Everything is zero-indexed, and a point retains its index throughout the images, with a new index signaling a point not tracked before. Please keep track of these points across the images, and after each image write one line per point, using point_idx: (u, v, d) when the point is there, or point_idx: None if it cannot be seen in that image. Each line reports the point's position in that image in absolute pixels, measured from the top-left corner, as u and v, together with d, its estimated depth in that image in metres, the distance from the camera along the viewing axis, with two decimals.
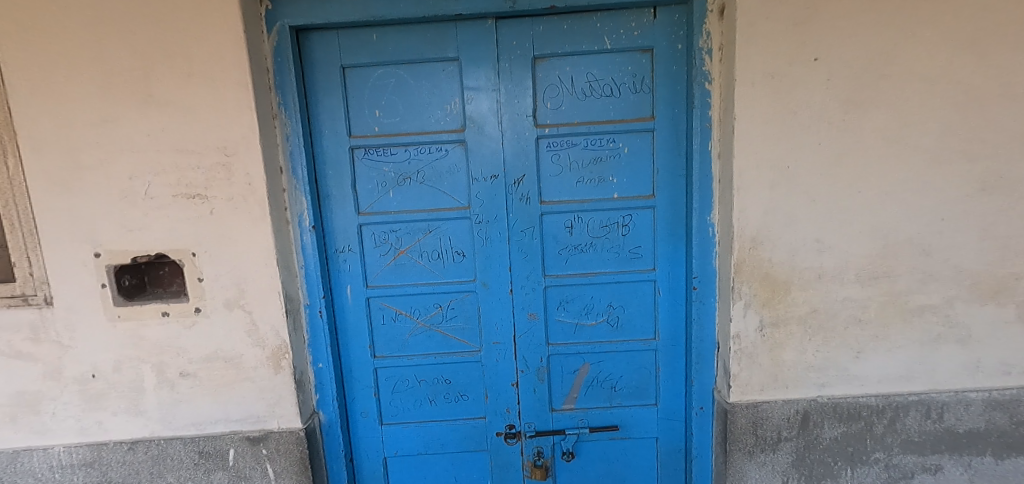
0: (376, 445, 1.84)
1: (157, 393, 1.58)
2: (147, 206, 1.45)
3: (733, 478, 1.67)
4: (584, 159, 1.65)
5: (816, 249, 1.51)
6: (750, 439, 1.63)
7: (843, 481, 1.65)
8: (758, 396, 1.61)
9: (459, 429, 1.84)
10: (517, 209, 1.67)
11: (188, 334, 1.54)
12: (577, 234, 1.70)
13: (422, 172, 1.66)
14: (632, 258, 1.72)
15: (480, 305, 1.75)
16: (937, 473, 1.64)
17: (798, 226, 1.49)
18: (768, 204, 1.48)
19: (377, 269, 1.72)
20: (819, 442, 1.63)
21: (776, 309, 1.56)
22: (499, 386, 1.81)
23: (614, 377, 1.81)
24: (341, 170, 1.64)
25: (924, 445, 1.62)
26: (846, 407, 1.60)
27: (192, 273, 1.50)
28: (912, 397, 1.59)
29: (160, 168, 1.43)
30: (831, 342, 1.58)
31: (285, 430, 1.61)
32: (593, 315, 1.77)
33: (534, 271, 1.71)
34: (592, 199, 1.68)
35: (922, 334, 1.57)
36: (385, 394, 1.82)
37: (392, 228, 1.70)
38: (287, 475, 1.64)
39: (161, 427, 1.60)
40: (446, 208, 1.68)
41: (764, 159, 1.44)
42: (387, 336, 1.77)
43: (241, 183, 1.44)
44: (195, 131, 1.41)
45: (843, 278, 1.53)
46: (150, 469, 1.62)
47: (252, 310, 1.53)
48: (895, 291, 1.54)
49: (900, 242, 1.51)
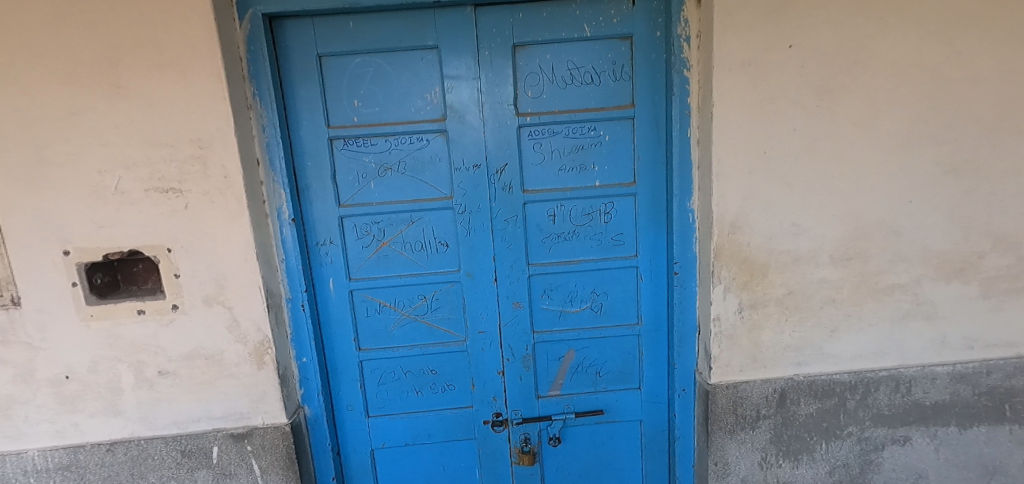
0: (363, 437, 1.84)
1: (136, 392, 1.54)
2: (119, 201, 1.41)
3: (714, 457, 1.72)
4: (565, 147, 1.66)
5: (792, 233, 1.55)
6: (730, 418, 1.68)
7: (818, 455, 1.72)
8: (738, 376, 1.66)
9: (447, 418, 1.85)
10: (500, 199, 1.67)
11: (167, 332, 1.51)
12: (560, 222, 1.71)
13: (403, 162, 1.64)
14: (614, 245, 1.74)
15: (465, 295, 1.75)
16: (906, 444, 1.71)
17: (775, 211, 1.53)
18: (747, 190, 1.51)
19: (359, 262, 1.71)
20: (796, 419, 1.69)
21: (754, 292, 1.60)
22: (485, 375, 1.82)
23: (599, 362, 1.84)
24: (320, 161, 1.61)
25: (894, 418, 1.69)
26: (821, 384, 1.66)
27: (168, 269, 1.46)
28: (882, 372, 1.66)
29: (131, 162, 1.38)
30: (806, 322, 1.63)
31: (270, 426, 1.59)
32: (578, 302, 1.79)
33: (518, 260, 1.72)
34: (575, 186, 1.69)
35: (892, 311, 1.63)
36: (371, 386, 1.81)
37: (374, 220, 1.68)
38: (273, 470, 1.63)
39: (141, 427, 1.57)
40: (428, 198, 1.67)
41: (742, 146, 1.47)
42: (372, 329, 1.76)
43: (217, 176, 1.41)
44: (167, 123, 1.36)
45: (818, 260, 1.58)
46: (130, 470, 1.58)
47: (232, 305, 1.50)
48: (867, 271, 1.60)
49: (871, 224, 1.56)
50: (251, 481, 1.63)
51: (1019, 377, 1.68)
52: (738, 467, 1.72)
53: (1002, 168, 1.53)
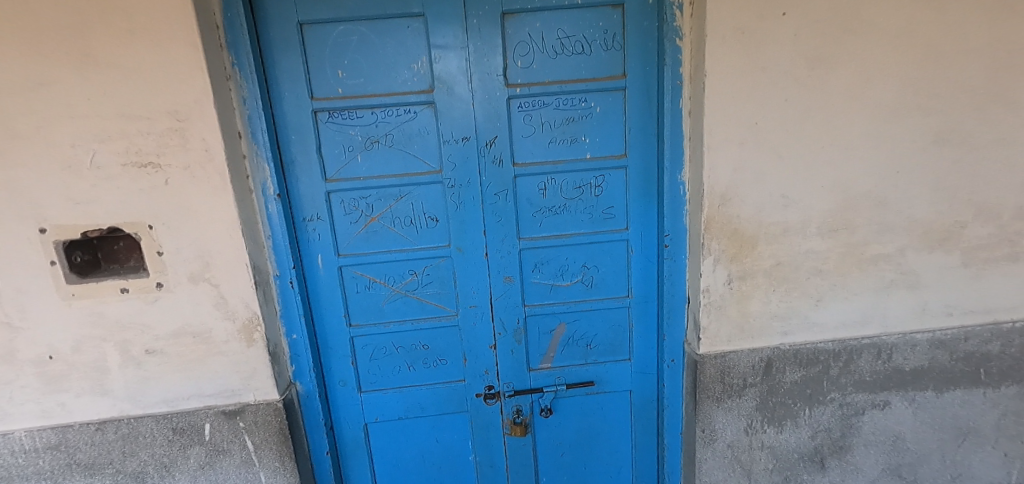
0: (356, 412, 1.85)
1: (123, 372, 1.52)
2: (95, 176, 1.36)
3: (702, 424, 1.76)
4: (556, 119, 1.63)
5: (781, 204, 1.56)
6: (717, 387, 1.71)
7: (802, 420, 1.77)
8: (726, 346, 1.69)
9: (440, 392, 1.86)
10: (490, 172, 1.65)
11: (152, 310, 1.48)
12: (550, 195, 1.70)
13: (390, 135, 1.60)
14: (605, 218, 1.74)
15: (456, 270, 1.74)
16: (886, 409, 1.77)
17: (765, 183, 1.53)
18: (738, 161, 1.50)
19: (348, 238, 1.68)
20: (781, 386, 1.73)
21: (743, 263, 1.61)
22: (477, 349, 1.83)
23: (590, 335, 1.86)
24: (305, 134, 1.57)
25: (874, 384, 1.75)
26: (806, 353, 1.70)
27: (151, 246, 1.43)
28: (865, 340, 1.70)
29: (106, 135, 1.33)
30: (793, 292, 1.65)
31: (262, 402, 1.59)
32: (568, 276, 1.79)
33: (509, 234, 1.71)
34: (565, 159, 1.67)
35: (876, 281, 1.66)
36: (362, 362, 1.81)
37: (362, 195, 1.65)
38: (267, 446, 1.63)
39: (130, 406, 1.55)
40: (417, 172, 1.64)
41: (733, 117, 1.46)
42: (362, 305, 1.75)
43: (197, 150, 1.36)
44: (142, 94, 1.31)
45: (806, 231, 1.59)
46: (120, 449, 1.57)
47: (219, 283, 1.48)
48: (853, 241, 1.62)
49: (858, 195, 1.57)
50: (245, 457, 1.64)
51: (994, 343, 1.74)
52: (724, 433, 1.77)
53: (988, 138, 1.55)
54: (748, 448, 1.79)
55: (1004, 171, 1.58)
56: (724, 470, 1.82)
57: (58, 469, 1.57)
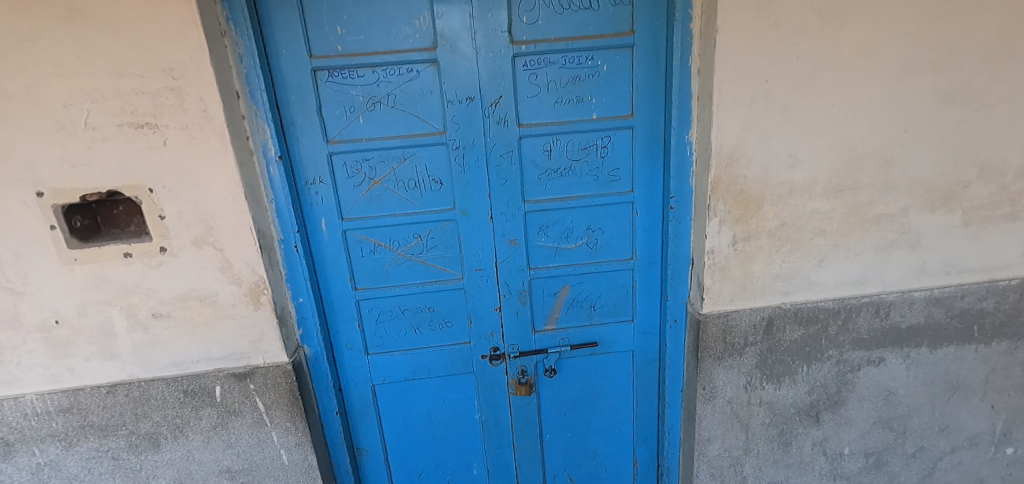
0: (363, 374, 1.87)
1: (131, 336, 1.52)
2: (90, 137, 1.32)
3: (703, 381, 1.81)
4: (562, 78, 1.59)
5: (788, 164, 1.56)
6: (719, 346, 1.75)
7: (800, 376, 1.82)
8: (728, 306, 1.72)
9: (446, 354, 1.89)
10: (495, 133, 1.62)
11: (157, 274, 1.47)
12: (555, 157, 1.68)
13: (392, 95, 1.56)
14: (610, 180, 1.73)
15: (460, 233, 1.74)
16: (881, 365, 1.82)
17: (772, 142, 1.52)
18: (746, 121, 1.49)
19: (351, 201, 1.66)
20: (781, 344, 1.77)
21: (748, 225, 1.62)
22: (482, 311, 1.85)
23: (593, 296, 1.88)
24: (304, 94, 1.52)
25: (871, 341, 1.79)
26: (806, 311, 1.73)
27: (152, 210, 1.40)
28: (864, 299, 1.74)
29: (99, 95, 1.28)
30: (796, 252, 1.67)
31: (271, 365, 1.60)
32: (573, 239, 1.79)
33: (514, 196, 1.70)
34: (571, 120, 1.64)
35: (878, 241, 1.68)
36: (369, 325, 1.82)
37: (364, 157, 1.62)
38: (278, 406, 1.65)
39: (140, 369, 1.56)
40: (421, 133, 1.61)
41: (744, 75, 1.43)
42: (367, 268, 1.75)
43: (195, 110, 1.32)
44: (134, 51, 1.26)
45: (811, 192, 1.60)
46: (133, 411, 1.59)
47: (223, 247, 1.46)
48: (858, 202, 1.62)
49: (865, 155, 1.57)
50: (257, 417, 1.66)
51: (989, 300, 1.78)
52: (724, 390, 1.82)
53: (997, 96, 1.54)
54: (747, 404, 1.85)
55: (1010, 130, 1.58)
56: (723, 425, 1.88)
57: (71, 431, 1.58)
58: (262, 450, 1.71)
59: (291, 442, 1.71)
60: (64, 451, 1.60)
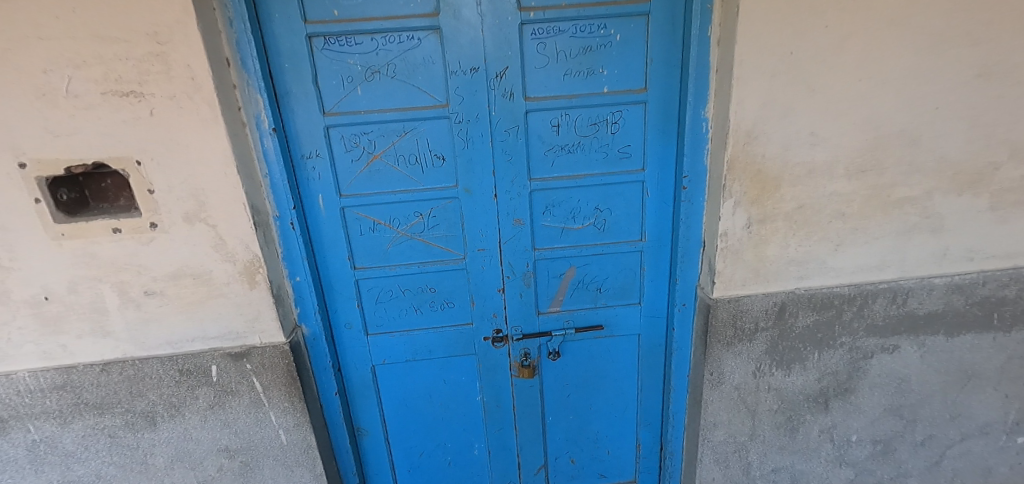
0: (363, 355, 1.83)
1: (123, 314, 1.47)
2: (72, 106, 1.24)
3: (711, 367, 1.77)
4: (572, 48, 1.50)
5: (809, 143, 1.47)
6: (729, 331, 1.70)
7: (810, 363, 1.77)
8: (740, 290, 1.66)
9: (447, 335, 1.85)
10: (500, 107, 1.54)
11: (148, 251, 1.41)
12: (563, 133, 1.60)
13: (392, 64, 1.48)
14: (620, 158, 1.65)
15: (463, 212, 1.67)
16: (895, 352, 1.78)
17: (794, 119, 1.44)
18: (767, 96, 1.40)
19: (350, 177, 1.60)
20: (793, 330, 1.72)
21: (764, 207, 1.55)
22: (485, 292, 1.79)
23: (600, 279, 1.82)
24: (299, 62, 1.43)
25: (886, 328, 1.74)
26: (821, 297, 1.67)
27: (141, 184, 1.34)
28: (882, 284, 1.67)
29: (80, 59, 1.20)
30: (813, 236, 1.60)
31: (268, 345, 1.56)
32: (580, 219, 1.73)
33: (519, 174, 1.63)
34: (581, 94, 1.55)
35: (899, 225, 1.61)
36: (368, 305, 1.77)
37: (363, 130, 1.54)
38: (275, 387, 1.62)
39: (134, 347, 1.52)
40: (422, 106, 1.53)
41: (766, 47, 1.34)
42: (366, 247, 1.69)
43: (182, 77, 1.25)
44: (116, 14, 1.17)
45: (832, 172, 1.52)
46: (128, 389, 1.55)
47: (216, 224, 1.41)
48: (881, 184, 1.54)
49: (891, 133, 1.48)
50: (254, 398, 1.63)
51: (1011, 287, 1.71)
52: (732, 376, 1.78)
53: None
54: (755, 391, 1.81)
55: None
56: (729, 411, 1.84)
57: (66, 409, 1.55)
58: (260, 429, 1.68)
59: (290, 423, 1.68)
60: (59, 428, 1.57)
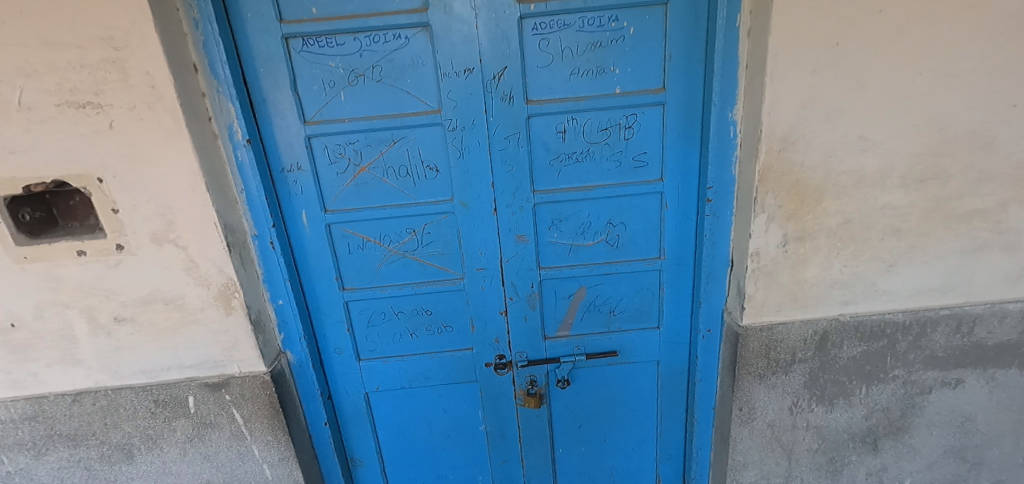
0: (355, 382, 1.69)
1: (93, 341, 1.37)
2: (27, 119, 1.14)
3: (740, 401, 1.57)
4: (579, 44, 1.32)
5: (858, 148, 1.26)
6: (761, 363, 1.50)
7: (857, 399, 1.55)
8: (774, 317, 1.46)
9: (446, 361, 1.70)
10: (498, 112, 1.37)
11: (115, 275, 1.30)
12: (571, 139, 1.43)
13: (378, 66, 1.33)
14: (635, 167, 1.47)
15: (460, 228, 1.52)
16: (958, 388, 1.54)
17: (839, 121, 1.23)
18: (808, 94, 1.19)
19: (335, 191, 1.46)
20: (836, 362, 1.50)
21: (803, 222, 1.34)
22: (486, 315, 1.63)
23: (614, 300, 1.64)
24: (275, 66, 1.30)
25: (947, 361, 1.50)
26: (869, 325, 1.46)
27: (104, 203, 1.23)
28: (943, 311, 1.44)
29: (31, 68, 1.10)
30: (861, 256, 1.38)
31: (247, 375, 1.44)
32: (590, 235, 1.55)
33: (521, 186, 1.46)
34: (590, 95, 1.38)
35: (965, 242, 1.37)
36: (360, 328, 1.64)
37: (348, 140, 1.40)
38: (257, 419, 1.50)
39: (106, 376, 1.41)
40: (412, 113, 1.38)
41: (808, 36, 1.13)
42: (356, 267, 1.55)
43: (142, 86, 1.13)
44: (68, 17, 1.06)
45: (885, 182, 1.30)
46: (102, 420, 1.45)
47: (187, 245, 1.29)
48: (943, 195, 1.32)
49: (958, 136, 1.25)
50: (235, 430, 1.51)
51: None
52: (765, 412, 1.58)
53: None
54: (792, 428, 1.60)
55: None
56: (761, 450, 1.64)
57: (40, 440, 1.46)
58: (243, 464, 1.56)
59: (274, 457, 1.56)
60: (33, 460, 1.48)
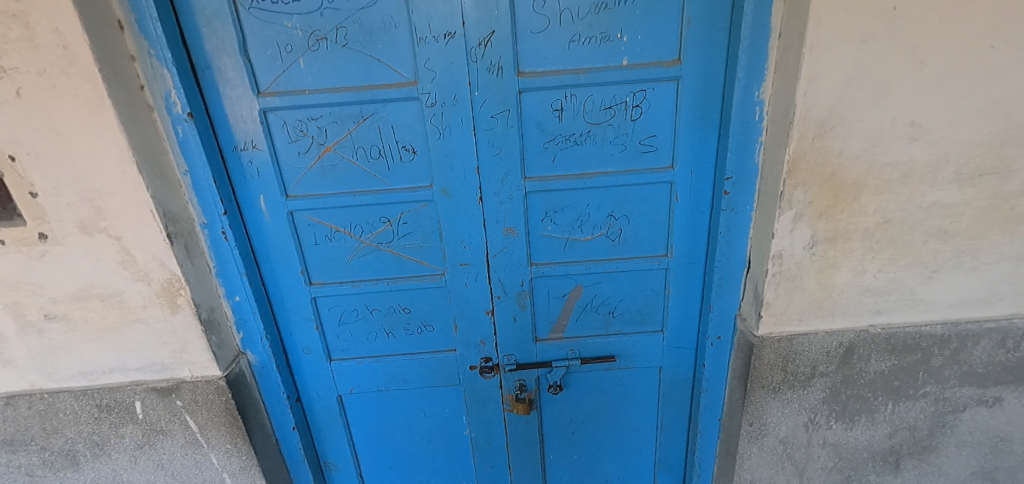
0: (327, 383, 1.55)
1: (24, 340, 1.21)
2: None
3: (750, 416, 1.42)
4: (581, 5, 1.11)
5: (907, 136, 1.06)
6: (776, 376, 1.34)
7: (881, 417, 1.39)
8: (794, 327, 1.29)
9: (426, 363, 1.54)
10: (484, 85, 1.17)
11: (41, 267, 1.13)
12: (569, 119, 1.23)
13: (342, 28, 1.12)
14: (642, 153, 1.27)
15: (441, 219, 1.34)
16: (995, 406, 1.37)
17: (888, 104, 1.02)
18: (855, 70, 0.99)
19: (297, 174, 1.27)
20: (861, 377, 1.34)
21: (835, 221, 1.16)
22: (470, 314, 1.47)
23: (613, 300, 1.47)
24: (220, 25, 1.10)
25: (987, 377, 1.34)
26: (903, 338, 1.28)
27: (19, 185, 1.05)
28: (988, 324, 1.27)
29: None
30: (900, 260, 1.20)
31: (200, 379, 1.29)
32: (588, 229, 1.37)
33: (510, 172, 1.28)
34: (593, 68, 1.17)
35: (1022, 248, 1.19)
36: (330, 326, 1.48)
37: (309, 115, 1.21)
38: (213, 426, 1.36)
39: (41, 379, 1.26)
40: (383, 85, 1.18)
41: None
42: (324, 259, 1.38)
43: (51, 46, 0.93)
44: None
45: (937, 176, 1.10)
46: (41, 426, 1.31)
47: (121, 235, 1.11)
48: (1003, 193, 1.12)
49: None
50: (190, 437, 1.37)
51: None
52: (778, 428, 1.43)
53: None
54: (806, 446, 1.45)
55: None
56: (770, 467, 1.50)
57: None
58: (200, 472, 1.43)
59: (234, 465, 1.43)
60: None
